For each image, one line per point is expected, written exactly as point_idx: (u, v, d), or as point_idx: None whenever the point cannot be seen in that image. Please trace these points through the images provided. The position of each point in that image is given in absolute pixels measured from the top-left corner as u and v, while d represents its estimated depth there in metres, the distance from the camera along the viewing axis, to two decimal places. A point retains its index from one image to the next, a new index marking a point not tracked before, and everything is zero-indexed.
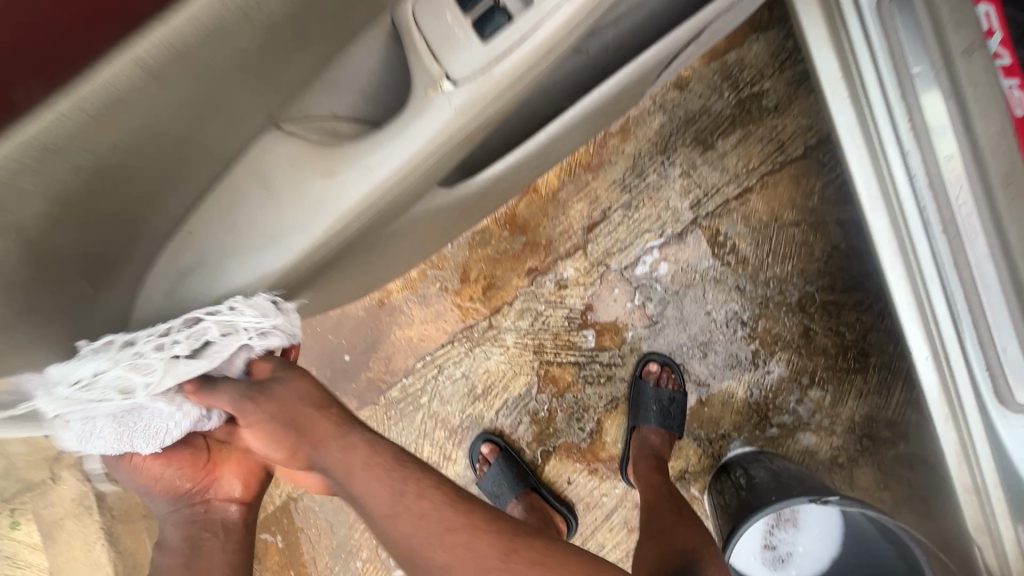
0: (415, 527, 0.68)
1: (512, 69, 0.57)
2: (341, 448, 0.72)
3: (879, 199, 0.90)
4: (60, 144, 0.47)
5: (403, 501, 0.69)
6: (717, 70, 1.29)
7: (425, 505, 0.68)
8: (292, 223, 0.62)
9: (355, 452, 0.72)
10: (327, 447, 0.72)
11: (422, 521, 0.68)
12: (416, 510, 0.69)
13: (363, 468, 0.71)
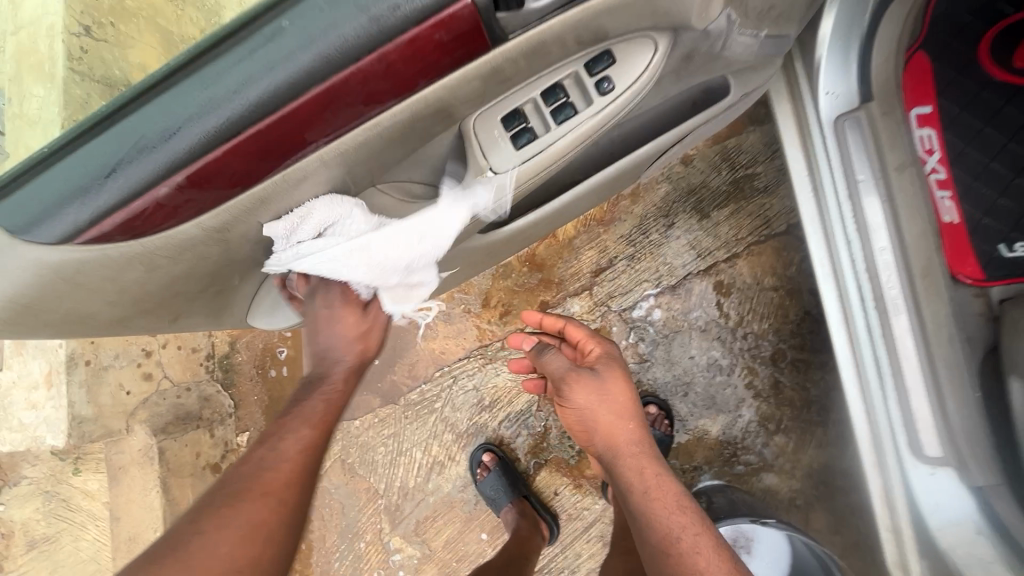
0: (636, 470, 0.89)
1: (537, 164, 0.70)
2: (612, 389, 0.94)
3: (830, 275, 1.11)
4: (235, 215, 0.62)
5: (638, 450, 0.91)
6: (718, 152, 1.53)
7: (644, 463, 0.90)
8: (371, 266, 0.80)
9: (633, 421, 0.93)
10: (601, 385, 0.94)
11: (642, 473, 0.89)
12: (636, 457, 0.91)
13: (622, 420, 0.93)
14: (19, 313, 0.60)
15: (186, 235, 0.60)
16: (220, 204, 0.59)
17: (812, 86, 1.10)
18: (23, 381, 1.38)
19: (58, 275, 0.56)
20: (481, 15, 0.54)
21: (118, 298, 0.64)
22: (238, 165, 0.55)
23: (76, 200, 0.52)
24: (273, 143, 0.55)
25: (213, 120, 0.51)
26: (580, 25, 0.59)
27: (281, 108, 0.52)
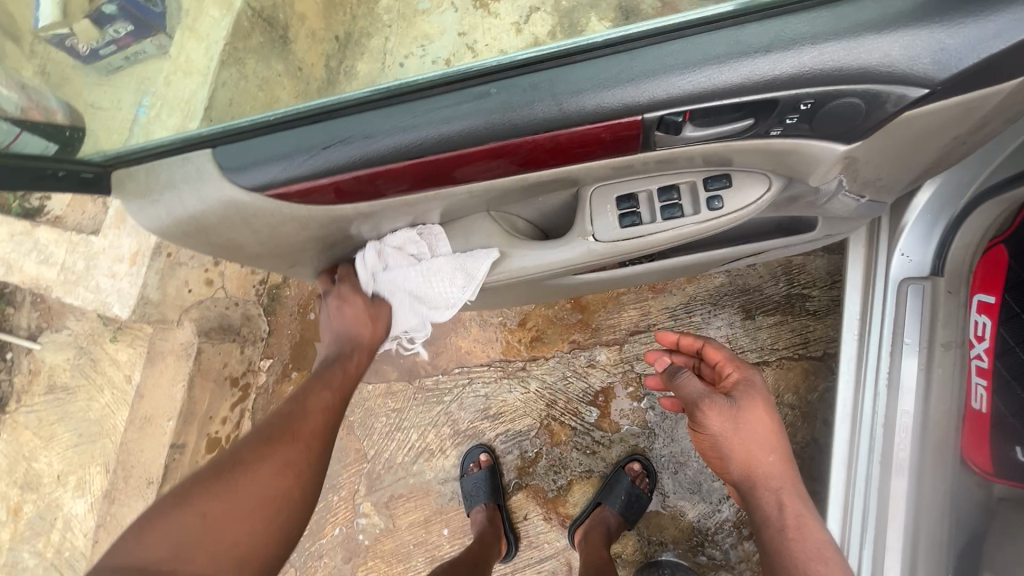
0: (769, 500, 0.98)
1: (635, 242, 0.80)
2: (754, 417, 1.02)
3: (847, 417, 1.19)
4: (379, 210, 0.75)
5: (774, 482, 0.99)
6: (781, 263, 1.60)
7: (784, 499, 0.97)
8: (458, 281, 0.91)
9: (772, 453, 1.00)
10: (742, 413, 1.02)
11: (778, 508, 0.97)
12: (769, 488, 0.99)
13: (765, 453, 1.00)
14: (191, 229, 0.73)
15: (340, 211, 0.72)
16: (376, 201, 0.71)
17: (891, 242, 1.17)
18: (111, 251, 1.53)
19: (237, 210, 0.70)
20: (645, 129, 0.62)
21: (267, 239, 0.78)
22: (405, 178, 0.67)
23: (278, 163, 0.66)
24: (439, 170, 0.66)
25: (405, 141, 0.63)
26: (714, 151, 0.68)
27: (459, 147, 0.63)
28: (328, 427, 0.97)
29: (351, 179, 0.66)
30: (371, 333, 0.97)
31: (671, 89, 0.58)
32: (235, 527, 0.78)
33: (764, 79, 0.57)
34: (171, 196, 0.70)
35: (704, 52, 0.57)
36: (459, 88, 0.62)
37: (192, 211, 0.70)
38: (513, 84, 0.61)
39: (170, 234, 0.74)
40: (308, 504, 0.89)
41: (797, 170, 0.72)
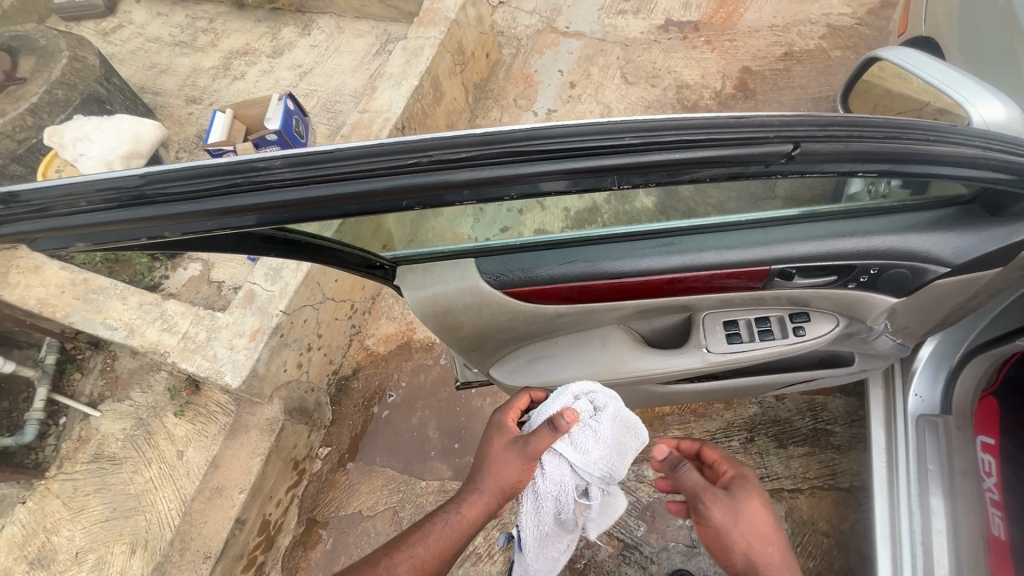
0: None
1: (742, 358, 1.08)
2: (749, 507, 1.01)
3: (887, 539, 1.36)
4: (572, 312, 1.01)
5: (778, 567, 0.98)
6: (805, 400, 1.85)
7: None
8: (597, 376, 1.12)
9: (762, 537, 0.99)
10: (739, 510, 1.01)
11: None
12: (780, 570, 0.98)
13: (763, 542, 0.99)
14: (440, 310, 0.95)
15: (546, 312, 0.99)
16: (573, 303, 0.98)
17: (905, 385, 1.45)
18: (234, 326, 1.74)
19: (482, 298, 0.94)
20: (771, 275, 0.93)
21: (482, 324, 1.00)
22: (601, 290, 0.96)
23: (529, 271, 0.93)
24: (628, 288, 0.96)
25: (609, 270, 0.93)
26: (805, 293, 0.99)
27: (644, 275, 0.93)
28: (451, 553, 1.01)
29: (569, 287, 0.94)
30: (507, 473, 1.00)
31: (790, 252, 0.90)
32: None
33: (851, 254, 0.89)
34: (436, 284, 0.92)
35: (810, 233, 0.90)
36: (651, 237, 0.92)
37: (451, 296, 0.93)
38: (687, 238, 0.92)
39: (421, 313, 0.95)
40: None
41: (855, 312, 1.03)
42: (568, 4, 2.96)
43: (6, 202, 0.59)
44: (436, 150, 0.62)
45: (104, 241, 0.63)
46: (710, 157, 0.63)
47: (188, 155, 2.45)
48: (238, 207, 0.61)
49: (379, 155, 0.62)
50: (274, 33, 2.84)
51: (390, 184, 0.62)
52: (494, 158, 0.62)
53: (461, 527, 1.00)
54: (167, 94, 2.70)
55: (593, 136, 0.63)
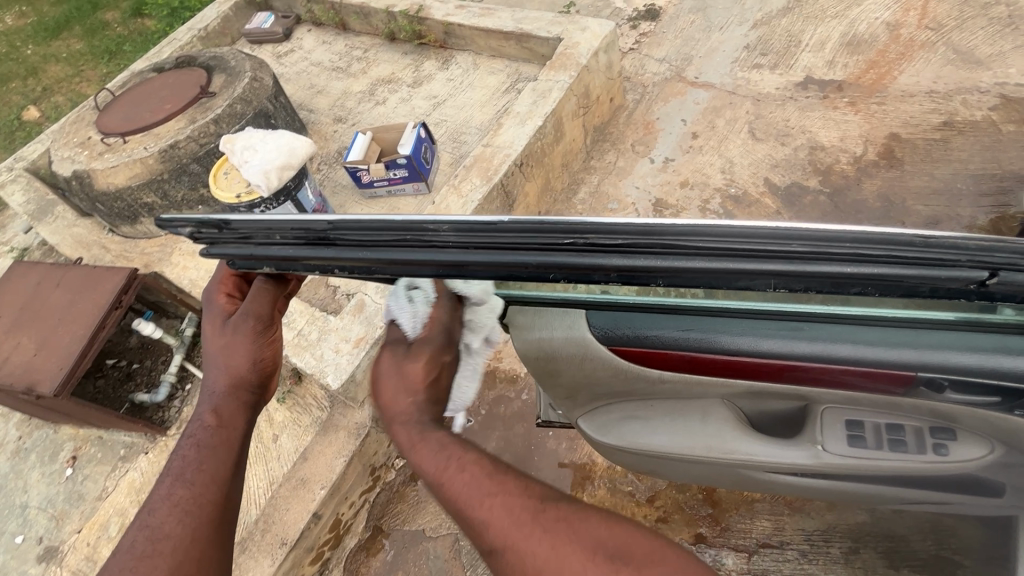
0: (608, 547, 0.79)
1: (867, 464, 0.94)
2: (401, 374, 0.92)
3: None
4: (676, 380, 0.95)
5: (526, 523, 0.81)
6: (928, 519, 1.60)
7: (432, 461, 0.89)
8: (690, 450, 1.05)
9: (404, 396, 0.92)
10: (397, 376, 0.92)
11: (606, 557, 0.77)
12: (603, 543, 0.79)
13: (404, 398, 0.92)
14: (542, 355, 0.95)
15: (649, 374, 0.95)
16: (681, 372, 0.94)
17: None
18: (342, 331, 1.87)
19: (587, 352, 0.93)
20: (916, 381, 0.82)
21: (580, 377, 0.98)
22: (712, 364, 0.91)
23: (641, 335, 0.92)
24: (744, 368, 0.90)
25: (724, 347, 0.88)
26: (954, 408, 0.85)
27: (764, 358, 0.87)
28: (222, 474, 0.97)
29: (680, 356, 0.91)
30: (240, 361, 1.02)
31: (945, 360, 0.79)
32: None
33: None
34: (542, 328, 0.92)
35: (974, 343, 0.78)
36: (779, 321, 0.86)
37: (555, 344, 0.93)
38: (818, 326, 0.85)
39: (524, 355, 0.96)
40: (218, 543, 0.92)
41: (1018, 440, 0.87)
42: (700, 55, 2.92)
43: (220, 228, 0.73)
44: (593, 233, 0.62)
45: (284, 268, 0.74)
46: (871, 276, 0.57)
47: (327, 166, 2.70)
48: (403, 260, 0.67)
49: (537, 231, 0.64)
50: (417, 65, 3.10)
51: (542, 260, 0.64)
52: (648, 249, 0.61)
53: (221, 439, 0.99)
54: (319, 112, 3.04)
55: (767, 240, 0.58)
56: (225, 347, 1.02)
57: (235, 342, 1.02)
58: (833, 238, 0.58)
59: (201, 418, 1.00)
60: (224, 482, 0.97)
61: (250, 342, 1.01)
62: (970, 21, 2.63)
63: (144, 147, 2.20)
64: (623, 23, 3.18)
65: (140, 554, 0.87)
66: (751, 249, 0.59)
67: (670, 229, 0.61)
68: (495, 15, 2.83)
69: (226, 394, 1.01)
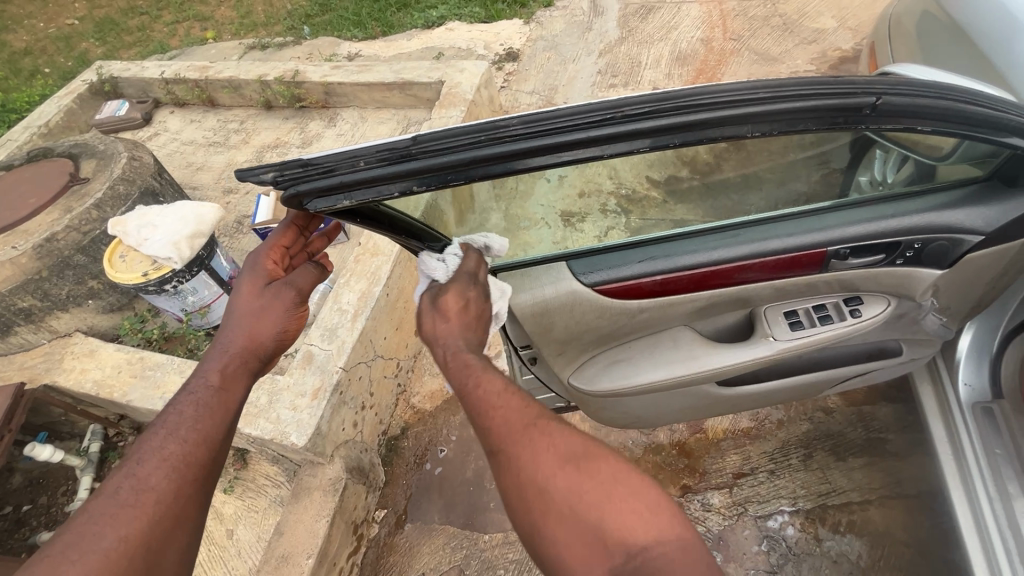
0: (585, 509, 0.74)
1: (807, 341, 1.15)
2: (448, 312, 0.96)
3: (974, 531, 1.33)
4: (650, 309, 1.10)
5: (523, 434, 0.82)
6: (853, 411, 1.89)
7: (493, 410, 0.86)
8: (673, 372, 1.18)
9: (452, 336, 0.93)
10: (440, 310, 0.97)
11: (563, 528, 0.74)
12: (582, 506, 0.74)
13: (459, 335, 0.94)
14: (537, 311, 1.07)
15: (629, 307, 1.08)
16: (655, 298, 1.08)
17: (952, 375, 1.51)
18: (295, 387, 1.79)
19: (576, 297, 1.05)
20: (827, 257, 1.04)
21: (572, 324, 1.10)
22: (679, 283, 1.06)
23: (616, 272, 1.05)
24: (704, 280, 1.06)
25: (686, 265, 1.04)
26: (858, 275, 1.08)
27: (718, 266, 1.04)
28: (213, 437, 0.94)
29: (652, 282, 1.05)
30: (263, 330, 1.05)
31: (846, 232, 1.02)
32: (156, 538, 0.81)
33: (901, 228, 1.01)
34: (534, 286, 1.05)
35: (862, 216, 1.03)
36: (723, 232, 1.05)
37: (547, 298, 1.05)
38: (752, 230, 1.05)
39: (522, 314, 1.06)
40: (198, 511, 0.87)
41: (907, 291, 1.11)
42: (563, 83, 3.31)
43: (304, 166, 0.74)
44: (629, 104, 0.73)
45: (367, 197, 0.76)
46: (817, 106, 0.75)
47: (229, 237, 2.58)
48: (481, 157, 0.74)
49: (587, 111, 0.73)
50: (302, 127, 3.11)
51: (595, 134, 0.73)
52: (668, 112, 0.73)
53: (219, 401, 0.98)
54: (205, 188, 2.90)
55: (745, 94, 0.74)
56: (252, 311, 1.05)
57: (266, 307, 1.05)
58: (794, 84, 0.75)
59: (205, 377, 1.00)
60: (214, 446, 0.94)
61: (283, 314, 1.05)
62: (758, 30, 3.31)
63: (12, 247, 1.95)
64: (490, 66, 3.50)
65: (122, 502, 0.82)
66: (742, 99, 0.73)
67: (687, 94, 0.74)
68: (373, 70, 2.98)
69: (239, 358, 1.03)
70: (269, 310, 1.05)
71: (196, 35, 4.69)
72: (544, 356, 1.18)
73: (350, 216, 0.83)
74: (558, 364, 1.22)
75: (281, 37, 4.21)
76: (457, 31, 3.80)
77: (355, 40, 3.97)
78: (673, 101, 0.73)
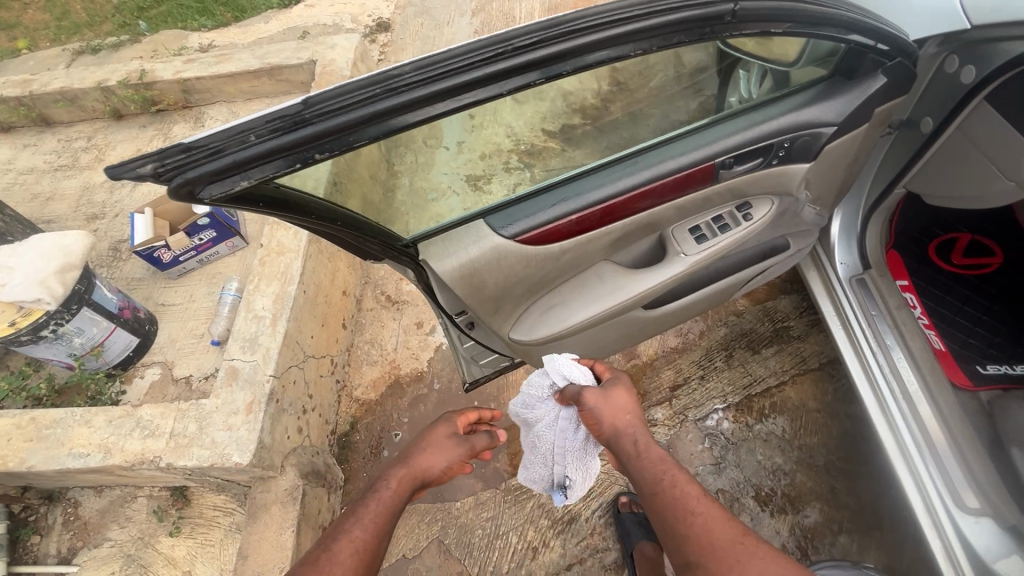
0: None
1: (714, 251, 1.26)
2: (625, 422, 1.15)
3: (865, 383, 1.56)
4: (572, 250, 1.13)
5: (677, 495, 1.02)
6: (758, 309, 2.11)
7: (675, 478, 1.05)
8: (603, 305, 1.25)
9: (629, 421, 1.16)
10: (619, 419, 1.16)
11: (676, 557, 0.96)
12: None
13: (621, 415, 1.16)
14: (466, 275, 1.04)
15: (552, 253, 1.10)
16: (574, 238, 1.10)
17: (831, 257, 1.71)
18: (225, 407, 1.68)
19: (500, 252, 1.04)
20: (716, 170, 1.11)
21: (501, 281, 1.09)
22: (593, 219, 1.08)
23: (532, 219, 1.05)
24: (615, 211, 1.10)
25: (596, 198, 1.07)
26: (744, 180, 1.17)
27: (624, 195, 1.07)
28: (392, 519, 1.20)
29: (569, 223, 1.06)
30: (435, 463, 1.36)
31: (727, 144, 1.09)
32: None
33: (772, 131, 1.09)
34: (456, 251, 1.02)
35: (737, 127, 1.10)
36: (624, 161, 1.10)
37: (473, 258, 1.03)
38: (648, 156, 1.10)
39: (451, 281, 1.03)
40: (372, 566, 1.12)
41: (786, 188, 1.23)
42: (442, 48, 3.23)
43: (188, 150, 0.68)
44: (518, 36, 0.75)
45: (268, 174, 0.72)
46: (687, 16, 0.80)
47: (106, 267, 2.30)
48: (379, 112, 0.72)
49: (479, 48, 0.74)
50: (164, 133, 2.80)
51: (492, 71, 0.74)
52: (555, 39, 0.76)
53: (395, 499, 1.25)
54: (63, 219, 2.55)
55: (622, 13, 0.78)
56: (433, 445, 1.38)
57: (443, 444, 1.39)
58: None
59: (389, 484, 1.27)
60: (381, 539, 1.17)
61: (454, 450, 1.39)
62: None
63: None
64: (362, 39, 3.33)
65: (337, 555, 1.08)
66: (617, 19, 0.78)
67: (570, 19, 0.77)
68: (233, 59, 2.72)
69: (415, 477, 1.31)
70: (443, 447, 1.39)
71: (4, 47, 3.97)
72: (481, 318, 1.17)
73: (250, 203, 0.78)
74: (495, 323, 1.22)
75: (114, 37, 3.70)
76: (318, 7, 3.55)
77: (204, 29, 3.59)
78: (556, 27, 0.76)
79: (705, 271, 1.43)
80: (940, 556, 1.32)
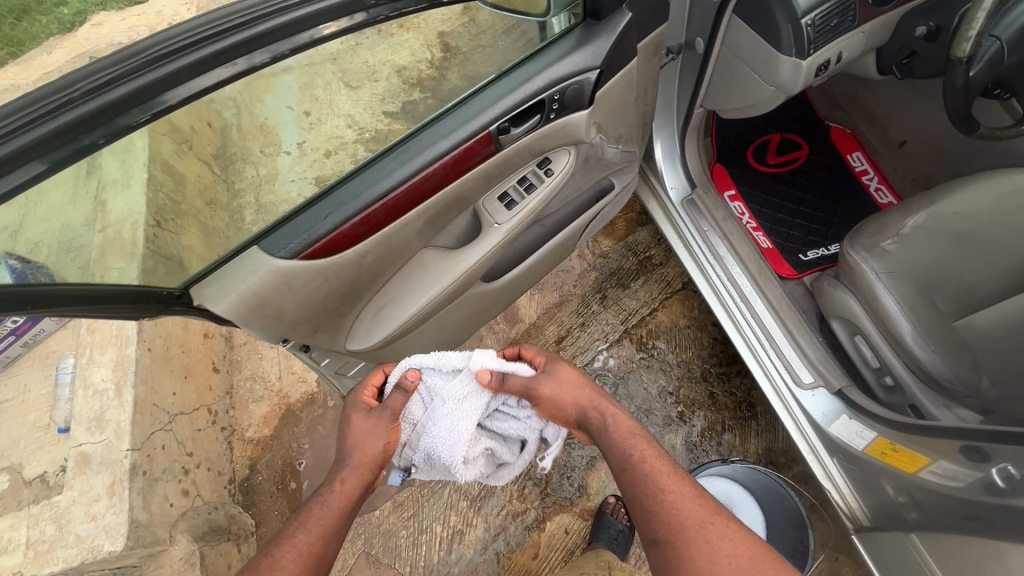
0: (696, 547, 0.89)
1: (527, 212, 1.26)
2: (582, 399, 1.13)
3: (712, 293, 1.66)
4: (373, 249, 1.08)
5: (642, 471, 1.00)
6: (622, 244, 2.18)
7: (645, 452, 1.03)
8: (433, 293, 1.23)
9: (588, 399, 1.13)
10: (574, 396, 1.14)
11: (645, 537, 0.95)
12: None
13: (580, 392, 1.14)
14: (255, 307, 0.97)
15: (348, 258, 1.05)
16: (368, 239, 1.06)
17: (663, 184, 1.78)
18: (84, 497, 1.55)
19: (286, 275, 0.98)
20: (493, 138, 1.09)
21: (303, 301, 1.03)
22: (380, 215, 1.04)
23: (312, 231, 0.99)
24: (402, 202, 1.06)
25: (376, 192, 1.03)
26: (531, 138, 1.16)
27: (405, 184, 1.04)
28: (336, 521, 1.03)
29: (353, 226, 1.01)
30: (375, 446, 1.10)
31: (495, 110, 1.08)
32: None
33: (537, 88, 1.09)
34: (234, 285, 0.95)
35: (499, 92, 1.09)
36: (398, 149, 1.06)
37: (256, 287, 0.96)
38: (420, 140, 1.06)
39: (240, 317, 0.96)
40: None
41: (576, 137, 1.24)
42: None
43: None
44: (82, 79, 0.70)
45: None
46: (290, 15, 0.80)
47: None
48: None
49: (34, 102, 0.68)
50: None
51: (67, 119, 0.69)
52: (136, 71, 0.72)
53: (342, 499, 1.05)
54: None
55: (205, 26, 0.76)
56: (363, 429, 1.11)
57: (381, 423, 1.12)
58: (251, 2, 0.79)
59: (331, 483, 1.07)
60: (332, 542, 1.01)
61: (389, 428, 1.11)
62: None
63: None
64: None
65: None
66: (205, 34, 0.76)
67: (146, 48, 0.74)
68: None
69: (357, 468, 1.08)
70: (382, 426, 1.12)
71: None
72: (301, 342, 1.12)
73: None
74: (324, 341, 1.17)
75: None
76: None
77: None
78: (133, 59, 0.72)
79: (536, 230, 1.45)
80: (794, 428, 1.47)
